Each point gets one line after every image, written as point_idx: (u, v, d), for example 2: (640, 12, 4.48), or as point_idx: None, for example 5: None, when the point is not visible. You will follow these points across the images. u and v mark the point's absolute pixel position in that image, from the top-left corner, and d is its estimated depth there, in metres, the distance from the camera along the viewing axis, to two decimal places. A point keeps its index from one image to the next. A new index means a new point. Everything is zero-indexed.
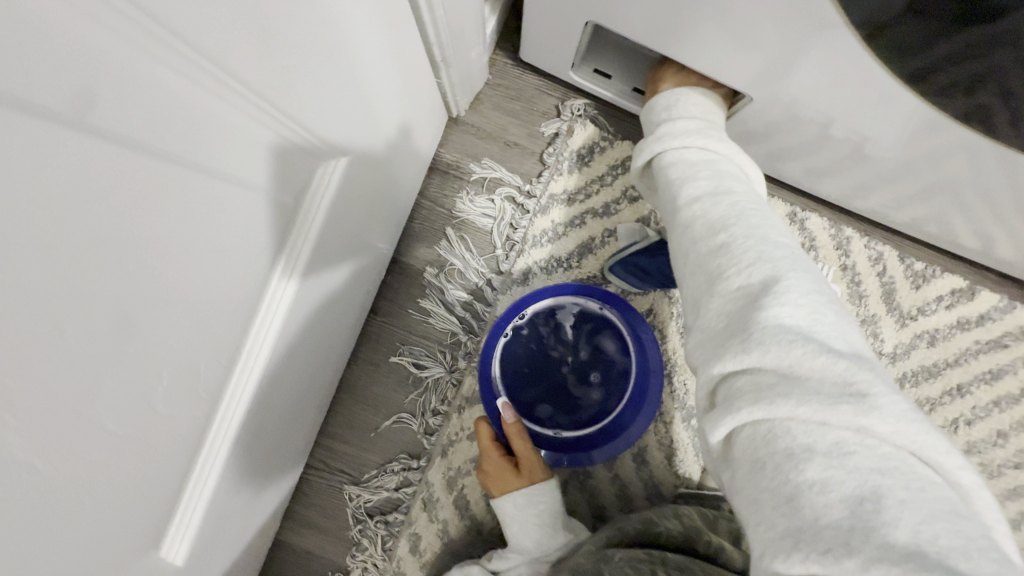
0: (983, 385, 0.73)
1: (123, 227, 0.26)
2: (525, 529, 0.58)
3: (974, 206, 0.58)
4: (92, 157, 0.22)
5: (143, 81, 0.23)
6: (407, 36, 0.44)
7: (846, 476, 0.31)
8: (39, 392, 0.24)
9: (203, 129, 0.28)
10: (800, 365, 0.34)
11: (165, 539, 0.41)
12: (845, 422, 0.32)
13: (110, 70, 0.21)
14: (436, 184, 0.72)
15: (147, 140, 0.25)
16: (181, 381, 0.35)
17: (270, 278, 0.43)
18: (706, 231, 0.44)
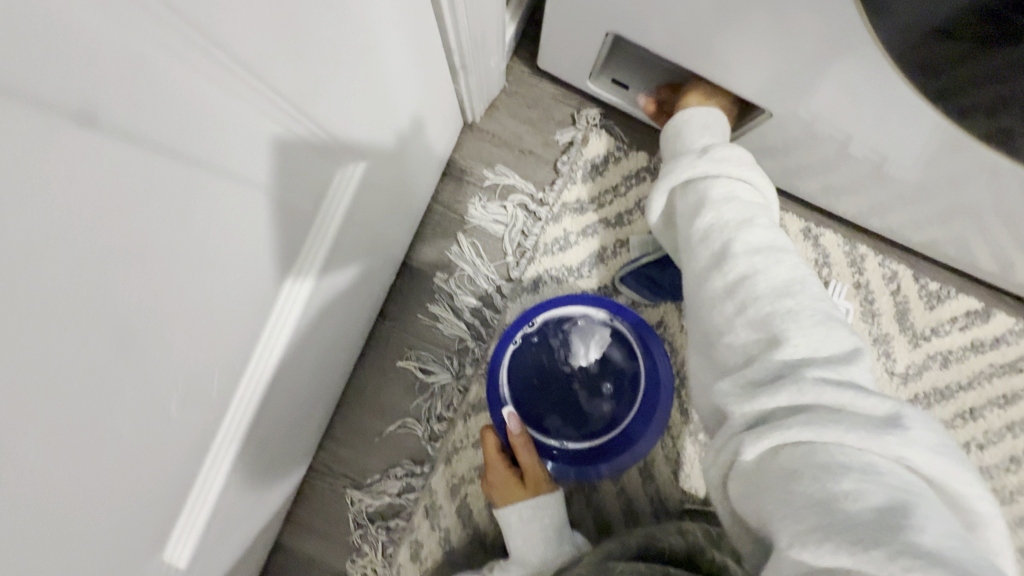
0: (996, 409, 0.72)
1: (152, 233, 0.25)
2: (528, 541, 0.57)
3: (994, 229, 0.58)
4: (126, 164, 0.22)
5: (182, 93, 0.23)
6: (428, 41, 0.44)
7: (880, 489, 0.31)
8: (62, 396, 0.24)
9: (238, 137, 0.28)
10: (846, 406, 0.35)
11: (170, 539, 0.40)
12: (885, 451, 0.33)
13: (153, 85, 0.21)
14: (449, 189, 0.72)
15: (180, 147, 0.24)
16: (196, 385, 0.35)
17: (283, 286, 0.42)
18: (770, 292, 0.41)
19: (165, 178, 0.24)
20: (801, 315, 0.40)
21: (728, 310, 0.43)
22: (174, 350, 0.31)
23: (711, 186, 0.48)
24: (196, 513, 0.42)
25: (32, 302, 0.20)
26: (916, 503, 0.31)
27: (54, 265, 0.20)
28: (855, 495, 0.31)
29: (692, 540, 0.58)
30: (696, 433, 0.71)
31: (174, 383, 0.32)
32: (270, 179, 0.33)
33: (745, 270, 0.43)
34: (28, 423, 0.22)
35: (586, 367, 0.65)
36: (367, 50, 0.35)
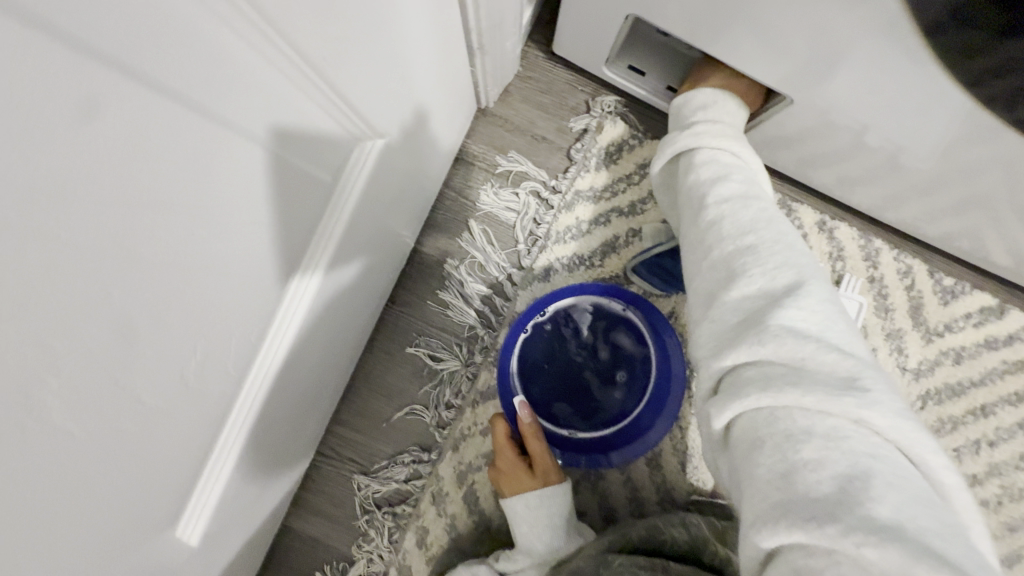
0: (1007, 407, 0.71)
1: (174, 192, 0.25)
2: (536, 528, 0.57)
3: (1015, 223, 0.57)
4: (152, 116, 0.21)
5: (202, 50, 0.22)
6: (447, 16, 0.43)
7: (839, 457, 0.32)
8: (77, 362, 0.23)
9: (257, 103, 0.27)
10: (809, 369, 0.35)
11: (181, 517, 0.40)
12: (844, 412, 0.33)
13: (175, 40, 0.20)
14: (462, 175, 0.71)
15: (206, 102, 0.24)
16: (210, 360, 0.35)
17: (289, 283, 0.42)
18: (735, 230, 0.43)
19: (182, 138, 0.23)
20: (762, 250, 0.41)
21: (699, 255, 0.45)
22: (190, 322, 0.30)
23: (693, 144, 0.51)
24: (208, 490, 0.41)
25: (53, 258, 0.20)
26: (874, 471, 0.31)
27: (72, 223, 0.20)
28: (813, 465, 0.32)
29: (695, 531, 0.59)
30: None
31: (190, 357, 0.32)
32: (286, 150, 0.32)
33: (716, 215, 0.45)
34: (40, 387, 0.22)
35: (597, 357, 0.64)
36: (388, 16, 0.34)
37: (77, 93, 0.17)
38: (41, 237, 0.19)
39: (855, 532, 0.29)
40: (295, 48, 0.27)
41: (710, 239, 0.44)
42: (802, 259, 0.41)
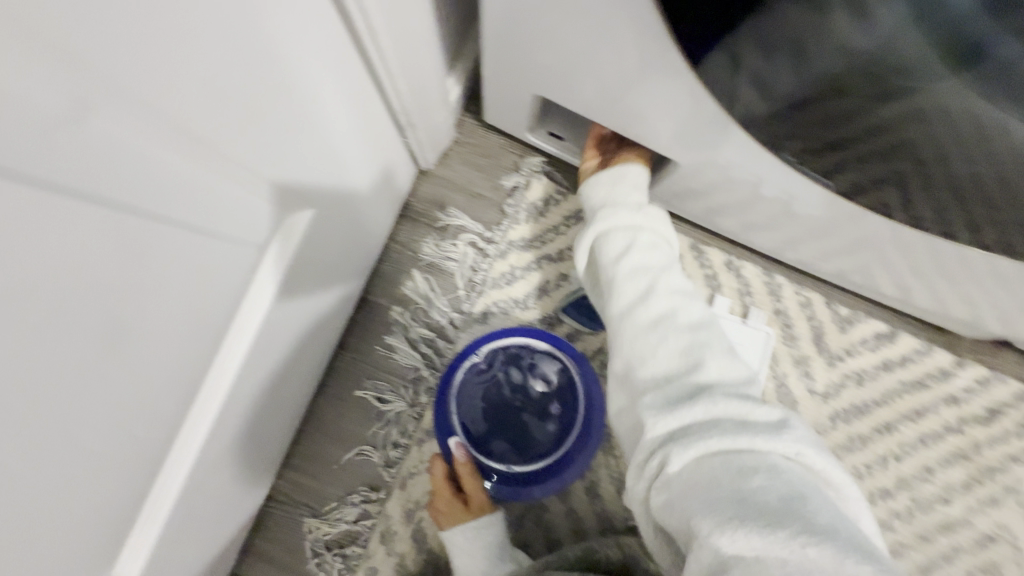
0: (909, 423, 0.79)
1: (106, 271, 0.31)
2: (471, 559, 0.61)
3: (892, 258, 0.66)
4: (81, 217, 0.28)
5: (107, 148, 0.29)
6: (370, 102, 0.51)
7: (781, 484, 0.40)
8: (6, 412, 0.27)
9: (161, 180, 0.33)
10: (748, 419, 0.44)
11: (119, 552, 0.44)
12: (782, 450, 0.42)
13: (60, 129, 0.26)
14: (406, 230, 0.78)
15: (130, 202, 0.31)
16: (147, 405, 0.39)
17: (242, 299, 0.46)
18: (687, 324, 0.52)
19: (86, 220, 0.28)
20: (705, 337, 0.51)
21: (653, 339, 0.51)
22: (122, 376, 0.35)
23: (639, 225, 0.57)
24: (145, 529, 0.45)
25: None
26: (802, 487, 0.40)
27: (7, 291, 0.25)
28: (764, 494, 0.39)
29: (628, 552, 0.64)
30: None
31: (127, 402, 0.37)
32: (204, 221, 0.38)
33: (667, 305, 0.53)
34: None
35: (531, 393, 0.70)
36: (312, 112, 0.40)
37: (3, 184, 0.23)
38: None
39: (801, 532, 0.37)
40: (192, 126, 0.32)
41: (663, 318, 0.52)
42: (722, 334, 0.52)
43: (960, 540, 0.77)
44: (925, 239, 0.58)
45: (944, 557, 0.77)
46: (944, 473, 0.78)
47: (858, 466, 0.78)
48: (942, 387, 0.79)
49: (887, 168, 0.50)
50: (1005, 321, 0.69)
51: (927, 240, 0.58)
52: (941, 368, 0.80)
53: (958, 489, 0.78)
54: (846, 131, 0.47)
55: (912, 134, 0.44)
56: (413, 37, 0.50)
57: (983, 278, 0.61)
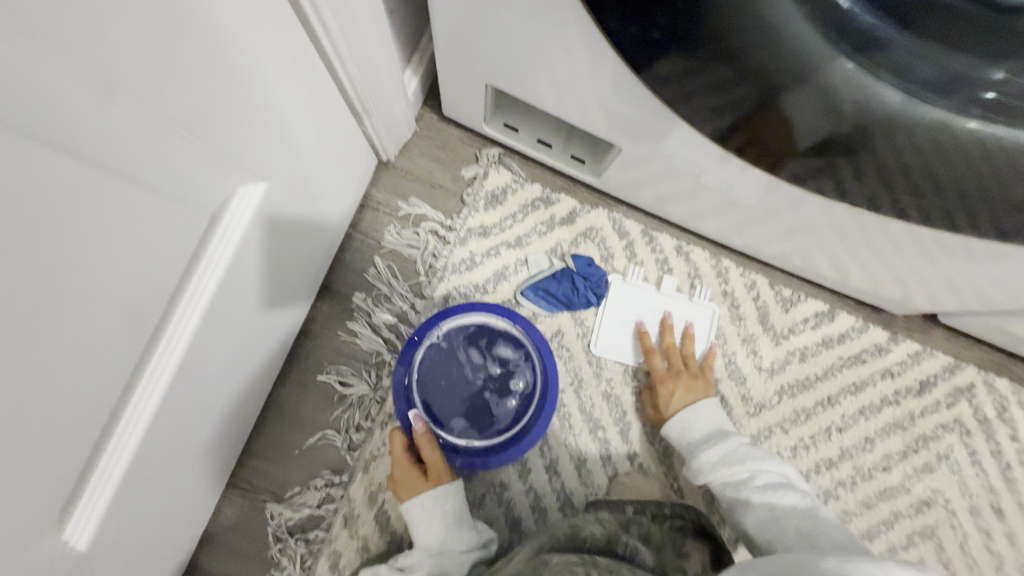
0: (850, 396, 0.84)
1: (57, 215, 0.32)
2: (429, 529, 0.62)
3: (825, 240, 0.70)
4: (32, 157, 0.29)
5: (68, 103, 0.30)
6: (323, 87, 0.53)
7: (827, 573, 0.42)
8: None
9: (116, 138, 0.34)
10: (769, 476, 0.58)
11: (69, 519, 0.43)
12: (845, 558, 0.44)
13: (29, 90, 0.27)
14: (367, 219, 0.80)
15: (83, 149, 0.32)
16: (96, 360, 0.40)
17: (189, 279, 0.47)
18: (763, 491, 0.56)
19: (38, 161, 0.29)
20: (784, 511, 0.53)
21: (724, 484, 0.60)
22: (69, 326, 0.36)
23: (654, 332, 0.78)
24: (96, 495, 0.45)
25: None
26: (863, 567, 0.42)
27: None
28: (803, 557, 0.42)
29: (610, 528, 0.61)
30: (596, 431, 0.79)
31: (75, 355, 0.38)
32: (158, 181, 0.39)
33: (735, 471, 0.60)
34: None
35: (490, 371, 0.72)
36: (258, 82, 0.42)
37: None
38: None
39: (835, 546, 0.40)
40: (162, 103, 0.35)
41: (711, 418, 0.71)
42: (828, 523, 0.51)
43: (897, 505, 0.82)
44: (851, 221, 0.62)
45: (883, 522, 0.82)
46: (883, 443, 0.83)
47: (804, 439, 0.82)
48: (878, 362, 0.85)
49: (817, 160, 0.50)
50: (930, 297, 0.74)
51: (853, 222, 0.62)
52: (877, 344, 0.85)
53: (896, 457, 0.83)
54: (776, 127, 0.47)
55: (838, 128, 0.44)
56: (364, 26, 0.53)
57: (906, 255, 0.65)
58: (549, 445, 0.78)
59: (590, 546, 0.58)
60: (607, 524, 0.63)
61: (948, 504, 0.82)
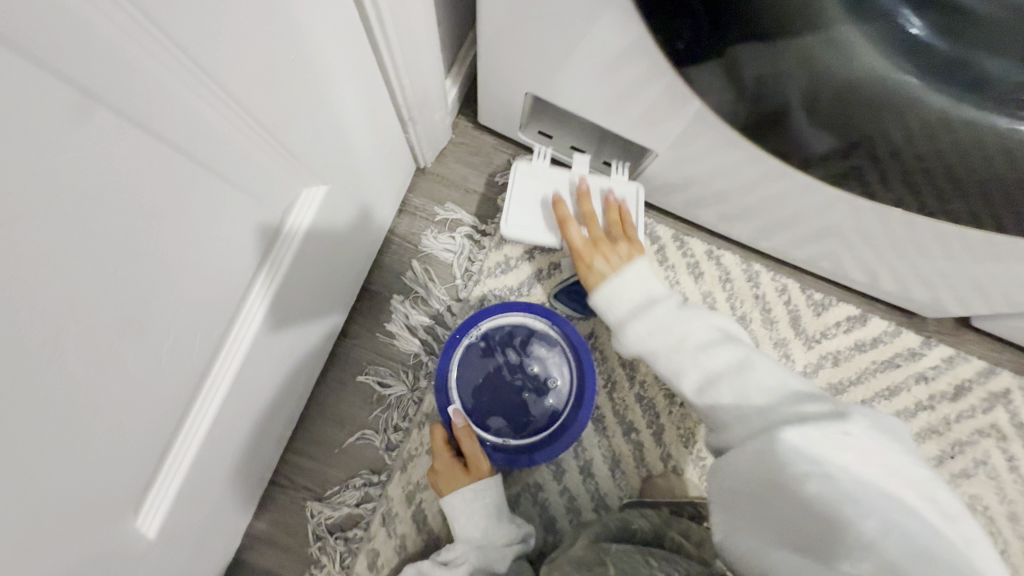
0: (883, 401, 0.83)
1: (170, 211, 0.35)
2: (472, 520, 0.64)
3: (857, 245, 0.70)
4: (154, 158, 0.32)
5: (187, 112, 0.33)
6: (378, 94, 0.56)
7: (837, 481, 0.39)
8: (65, 346, 0.31)
9: (218, 144, 0.37)
10: (708, 331, 0.56)
11: (142, 507, 0.46)
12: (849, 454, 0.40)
13: (160, 98, 0.30)
14: (405, 223, 0.83)
15: (193, 152, 0.35)
16: (178, 352, 0.43)
17: (257, 277, 0.50)
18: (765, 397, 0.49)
19: (157, 163, 0.32)
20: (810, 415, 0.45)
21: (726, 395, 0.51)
22: (162, 318, 0.39)
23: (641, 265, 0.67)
24: (166, 485, 0.48)
25: (79, 247, 0.29)
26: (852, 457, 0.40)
27: (89, 218, 0.29)
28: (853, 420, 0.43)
29: (655, 522, 0.63)
30: (629, 433, 0.79)
31: (163, 344, 0.40)
32: (242, 183, 0.42)
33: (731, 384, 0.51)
34: (52, 342, 0.30)
35: (527, 369, 0.74)
36: (326, 89, 0.44)
37: (104, 123, 0.27)
38: (67, 220, 0.28)
39: (882, 454, 0.41)
40: (256, 111, 0.37)
41: (640, 285, 0.64)
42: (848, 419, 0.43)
43: None
44: (885, 226, 0.62)
45: None
46: (917, 448, 0.82)
47: None
48: (911, 366, 0.84)
49: (842, 165, 0.54)
50: (962, 301, 0.74)
51: (887, 227, 0.62)
52: (909, 349, 0.85)
53: (931, 463, 0.82)
54: (807, 129, 0.51)
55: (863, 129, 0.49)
56: (418, 38, 0.56)
57: (938, 260, 0.65)
58: (583, 446, 0.78)
59: (642, 538, 0.60)
60: (649, 517, 0.64)
61: (987, 511, 0.81)
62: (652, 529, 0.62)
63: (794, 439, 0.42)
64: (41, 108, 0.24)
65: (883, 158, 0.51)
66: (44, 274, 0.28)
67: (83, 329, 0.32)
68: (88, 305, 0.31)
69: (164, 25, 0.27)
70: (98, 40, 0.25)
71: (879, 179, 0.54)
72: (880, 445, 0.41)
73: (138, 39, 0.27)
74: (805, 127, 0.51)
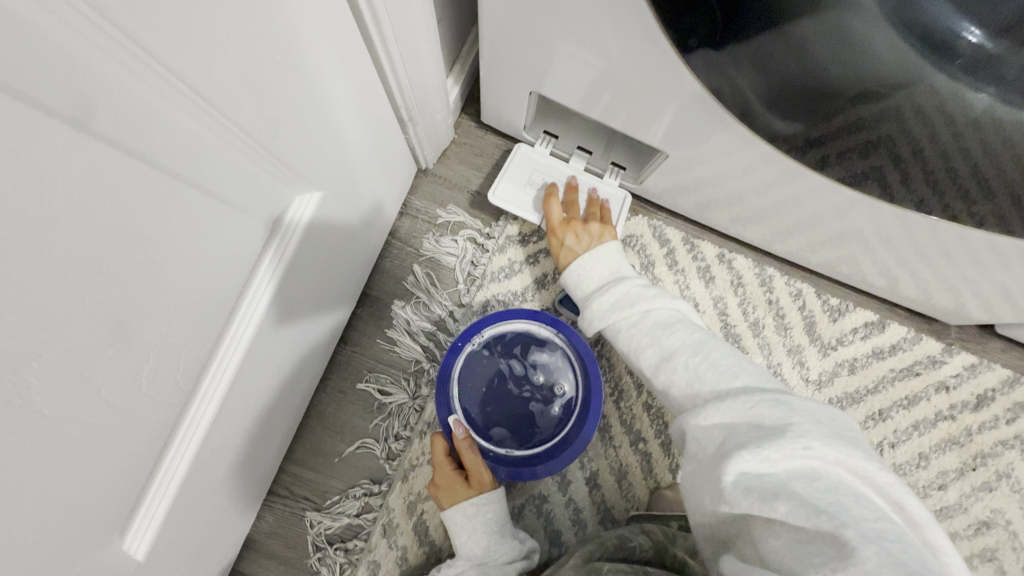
0: (902, 410, 0.80)
1: (146, 226, 0.33)
2: (473, 537, 0.62)
3: (876, 249, 0.67)
4: (127, 173, 0.30)
5: (160, 121, 0.30)
6: (375, 93, 0.54)
7: (809, 492, 0.34)
8: (35, 378, 0.29)
9: (197, 153, 0.35)
10: (667, 312, 0.54)
11: (130, 527, 0.44)
12: (804, 456, 0.36)
13: (128, 108, 0.28)
14: (406, 226, 0.80)
15: (169, 163, 0.33)
16: (164, 368, 0.41)
17: (247, 289, 0.48)
18: (720, 376, 0.46)
19: (131, 176, 0.30)
20: (762, 408, 0.41)
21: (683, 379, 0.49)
22: (143, 337, 0.37)
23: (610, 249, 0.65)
24: (156, 504, 0.46)
25: (47, 269, 0.27)
26: (809, 465, 0.36)
27: (55, 241, 0.27)
28: (805, 426, 0.38)
29: (657, 539, 0.59)
30: (637, 443, 0.77)
31: (146, 363, 0.38)
32: (226, 191, 0.40)
33: (687, 369, 0.49)
34: (25, 369, 0.28)
35: (533, 378, 0.72)
36: (315, 88, 0.42)
37: (69, 138, 0.25)
38: (32, 244, 0.26)
39: (845, 464, 0.36)
40: (238, 116, 0.35)
41: (610, 264, 0.63)
42: (796, 414, 0.39)
43: (956, 525, 0.78)
44: (909, 231, 0.59)
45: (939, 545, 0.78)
46: (938, 459, 0.79)
47: None
48: (932, 374, 0.81)
49: (864, 165, 0.51)
50: (986, 307, 0.71)
51: (911, 232, 0.59)
52: (930, 356, 0.82)
53: (952, 475, 0.79)
54: (828, 129, 0.48)
55: (889, 130, 0.46)
56: (417, 35, 0.53)
57: (964, 266, 0.62)
58: (589, 456, 0.76)
59: (641, 557, 0.56)
60: (651, 532, 0.61)
61: (1009, 526, 0.78)
62: (652, 546, 0.58)
63: (747, 464, 0.37)
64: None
65: (906, 156, 0.48)
66: (10, 302, 0.26)
67: (53, 357, 0.30)
68: (60, 331, 0.29)
69: (128, 30, 0.25)
70: (55, 49, 0.23)
71: (903, 181, 0.51)
72: (841, 452, 0.37)
73: (102, 47, 0.25)
74: (826, 126, 0.48)
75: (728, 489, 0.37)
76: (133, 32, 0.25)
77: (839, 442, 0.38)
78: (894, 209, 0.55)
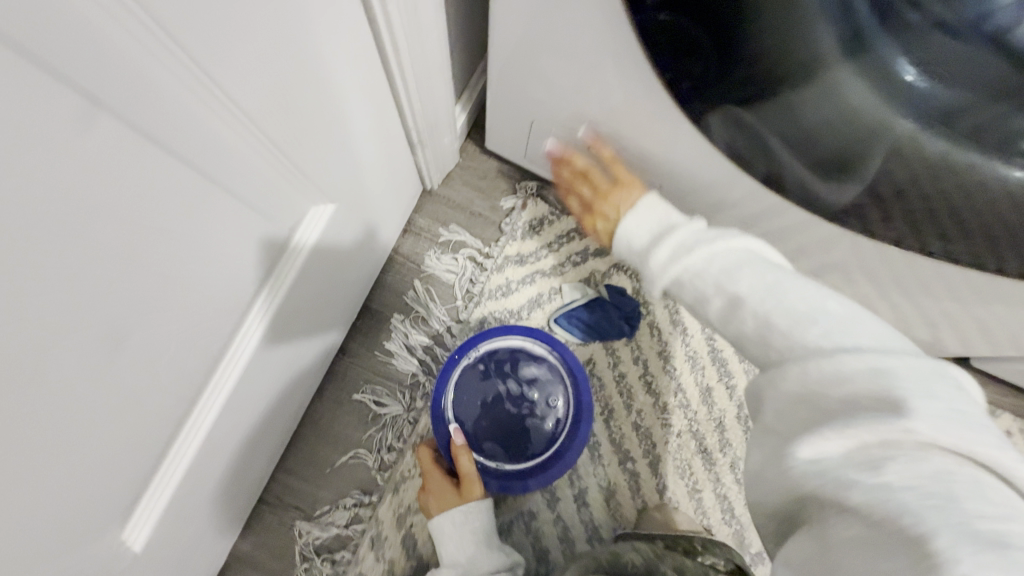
0: None
1: (178, 225, 0.36)
2: (461, 546, 0.63)
3: (858, 281, 0.71)
4: (167, 174, 0.33)
5: (201, 129, 0.34)
6: (388, 115, 0.58)
7: (908, 483, 0.29)
8: (62, 355, 0.32)
9: (230, 161, 0.38)
10: (733, 255, 0.46)
11: (130, 517, 0.46)
12: (908, 438, 0.30)
13: (174, 117, 0.32)
14: (409, 243, 0.84)
15: (205, 168, 0.37)
16: (177, 361, 0.43)
17: (258, 292, 0.51)
18: (792, 325, 0.40)
19: (170, 178, 0.34)
20: (852, 368, 0.34)
21: (753, 326, 0.42)
22: (160, 327, 0.39)
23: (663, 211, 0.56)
24: (156, 497, 0.48)
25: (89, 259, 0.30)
26: (910, 449, 0.30)
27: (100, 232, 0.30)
28: (911, 398, 0.31)
29: (649, 556, 0.60)
30: (626, 463, 0.78)
31: (161, 352, 0.41)
32: (251, 197, 0.43)
33: (759, 317, 0.42)
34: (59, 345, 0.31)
35: (526, 394, 0.73)
36: (337, 101, 0.46)
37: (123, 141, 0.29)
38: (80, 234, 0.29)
39: (967, 448, 0.29)
40: (266, 126, 0.39)
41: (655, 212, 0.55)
42: (901, 382, 0.32)
43: None
44: (887, 265, 0.63)
45: None
46: None
47: None
48: None
49: None
50: (964, 341, 0.74)
51: (889, 266, 0.63)
52: None
53: None
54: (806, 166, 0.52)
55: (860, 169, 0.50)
56: (431, 65, 0.58)
57: (941, 298, 0.65)
58: (579, 474, 0.77)
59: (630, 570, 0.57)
60: (644, 551, 0.62)
61: None
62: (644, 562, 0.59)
63: (823, 447, 0.32)
64: (61, 123, 0.25)
65: None
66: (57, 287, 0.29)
67: (79, 338, 0.32)
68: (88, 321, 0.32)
69: (181, 43, 0.29)
70: (121, 61, 0.27)
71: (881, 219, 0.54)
72: (959, 439, 0.29)
73: (158, 58, 0.28)
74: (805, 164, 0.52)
75: (793, 473, 0.34)
76: (187, 47, 0.29)
77: (960, 421, 0.30)
78: (872, 243, 0.59)
